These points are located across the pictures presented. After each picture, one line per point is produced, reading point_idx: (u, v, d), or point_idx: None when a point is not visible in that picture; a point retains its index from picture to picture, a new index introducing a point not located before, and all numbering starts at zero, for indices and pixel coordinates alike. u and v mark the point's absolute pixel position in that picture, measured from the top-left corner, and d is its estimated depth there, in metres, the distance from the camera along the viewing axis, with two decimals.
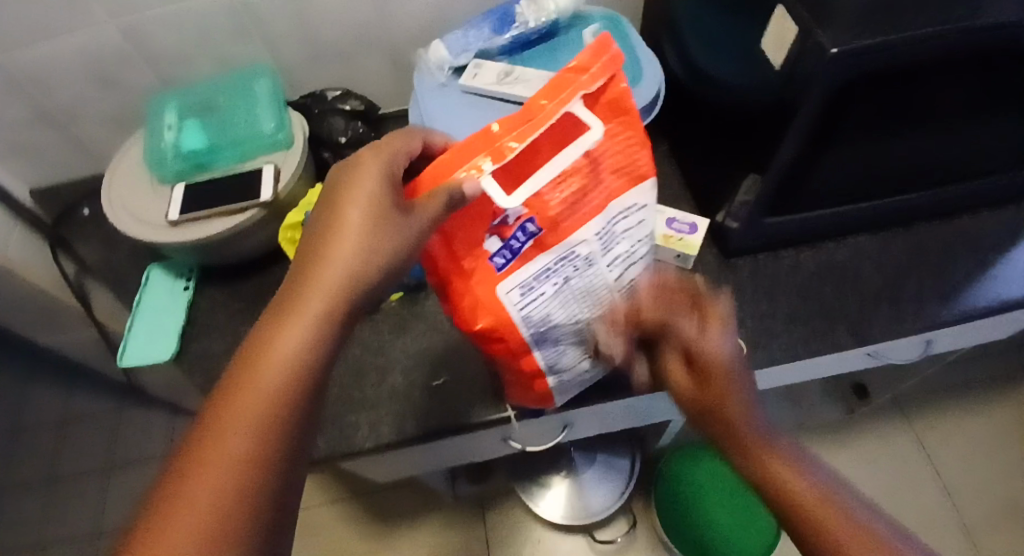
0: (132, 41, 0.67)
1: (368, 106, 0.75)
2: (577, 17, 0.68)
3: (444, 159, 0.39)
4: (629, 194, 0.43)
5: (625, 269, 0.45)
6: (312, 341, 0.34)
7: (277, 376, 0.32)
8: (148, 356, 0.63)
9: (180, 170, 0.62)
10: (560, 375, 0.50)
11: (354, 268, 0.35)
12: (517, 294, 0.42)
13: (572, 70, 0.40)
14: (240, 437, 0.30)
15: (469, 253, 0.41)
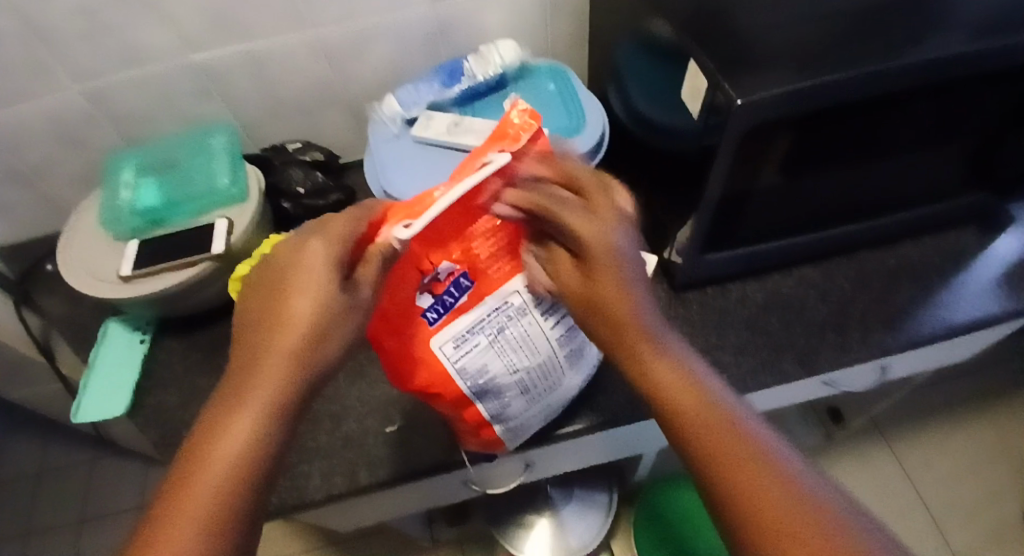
0: (93, 104, 0.69)
1: (328, 156, 0.77)
2: (524, 69, 0.71)
3: (375, 222, 0.41)
4: (556, 245, 0.45)
5: (560, 316, 0.47)
6: (267, 423, 0.35)
7: (232, 457, 0.33)
8: (103, 411, 0.62)
9: (136, 226, 0.63)
10: (507, 423, 0.50)
11: (307, 350, 0.37)
12: (452, 347, 0.44)
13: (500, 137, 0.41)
14: (188, 525, 0.31)
15: (402, 313, 0.43)
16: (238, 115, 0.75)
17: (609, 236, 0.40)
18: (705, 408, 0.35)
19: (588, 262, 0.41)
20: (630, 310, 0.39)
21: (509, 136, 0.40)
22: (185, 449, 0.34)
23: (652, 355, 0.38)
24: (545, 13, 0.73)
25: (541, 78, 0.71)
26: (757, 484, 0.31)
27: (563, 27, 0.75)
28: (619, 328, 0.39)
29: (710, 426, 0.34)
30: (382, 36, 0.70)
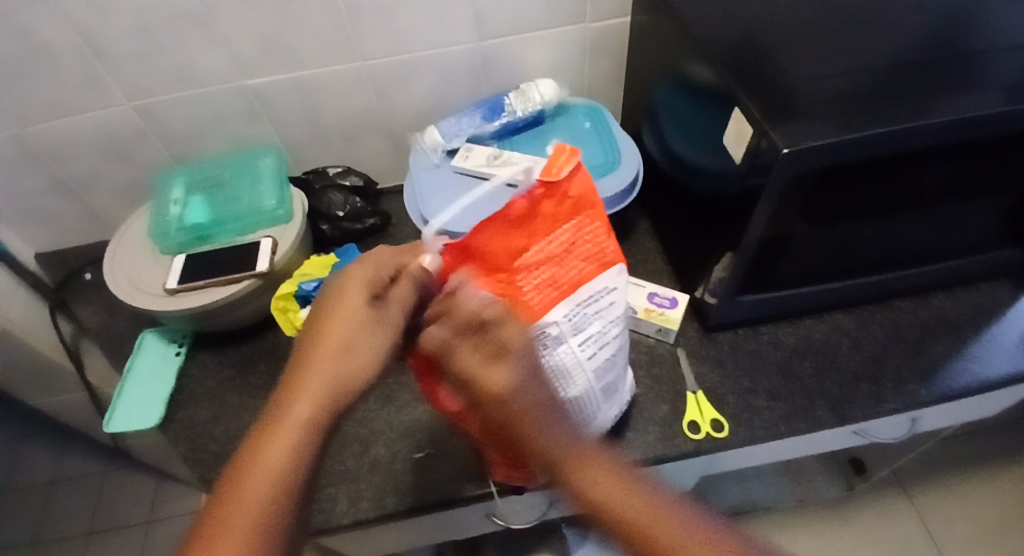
0: (147, 121, 0.72)
1: (366, 183, 0.80)
2: (562, 107, 0.74)
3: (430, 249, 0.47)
4: (597, 277, 0.47)
5: (599, 348, 0.48)
6: (301, 443, 0.37)
7: (269, 477, 0.35)
8: (133, 421, 0.63)
9: (183, 242, 0.64)
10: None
11: (342, 373, 0.39)
12: None
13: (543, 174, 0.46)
14: (228, 545, 0.33)
15: (449, 339, 0.45)
16: (283, 139, 0.77)
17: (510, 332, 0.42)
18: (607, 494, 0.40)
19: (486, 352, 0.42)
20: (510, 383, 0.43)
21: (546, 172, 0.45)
22: (226, 470, 0.36)
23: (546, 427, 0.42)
24: (586, 54, 0.75)
25: (578, 116, 0.73)
26: (626, 508, 0.39)
27: (603, 68, 0.77)
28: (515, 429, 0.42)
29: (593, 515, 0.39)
30: (427, 71, 0.73)
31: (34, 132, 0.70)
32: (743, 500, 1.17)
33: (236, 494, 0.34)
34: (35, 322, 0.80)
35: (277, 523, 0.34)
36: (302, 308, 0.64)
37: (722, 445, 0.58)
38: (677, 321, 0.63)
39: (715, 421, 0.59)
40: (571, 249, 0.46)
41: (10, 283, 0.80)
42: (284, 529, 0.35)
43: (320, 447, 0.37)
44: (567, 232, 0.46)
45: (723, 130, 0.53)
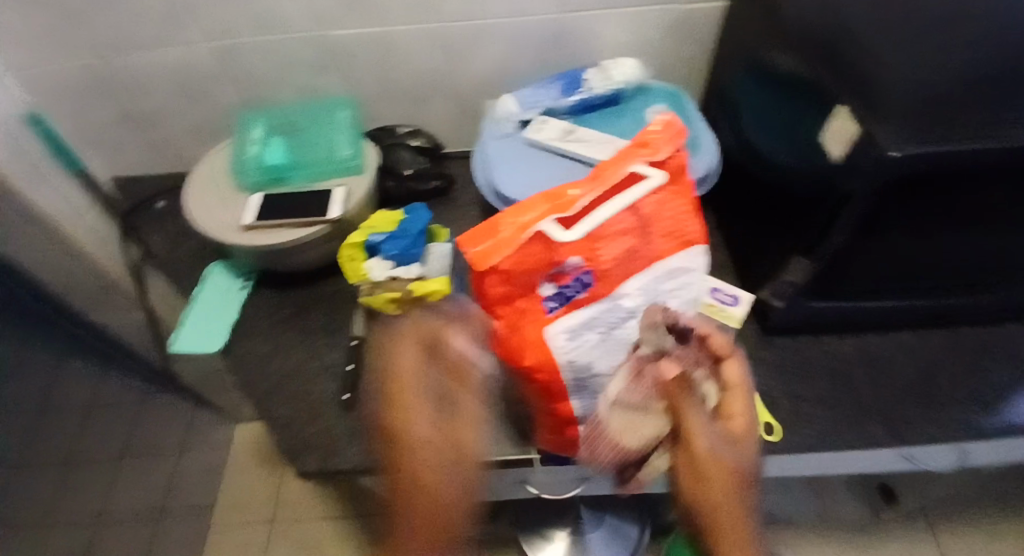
0: (232, 62, 0.74)
1: (433, 145, 0.81)
2: (642, 88, 0.72)
3: (516, 211, 0.47)
4: (675, 256, 0.46)
5: (668, 327, 0.46)
6: (438, 432, 0.54)
7: (432, 465, 0.52)
8: (194, 346, 0.67)
9: (259, 181, 0.67)
10: None
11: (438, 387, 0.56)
12: (564, 338, 0.44)
13: (636, 153, 0.48)
14: (428, 508, 0.52)
15: (525, 294, 0.44)
16: (359, 93, 0.78)
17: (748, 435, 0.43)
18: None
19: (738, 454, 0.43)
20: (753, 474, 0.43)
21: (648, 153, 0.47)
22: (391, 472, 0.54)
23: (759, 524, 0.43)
24: (673, 38, 0.73)
25: (657, 98, 0.71)
26: None
27: (688, 53, 0.75)
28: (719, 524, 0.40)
29: None
30: (509, 40, 0.72)
31: (126, 60, 0.73)
32: None
33: (416, 480, 0.52)
34: (105, 244, 0.84)
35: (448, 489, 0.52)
36: (369, 259, 0.64)
37: (768, 445, 0.57)
38: (739, 320, 0.58)
39: (767, 425, 0.59)
40: (653, 224, 0.45)
41: (87, 204, 0.84)
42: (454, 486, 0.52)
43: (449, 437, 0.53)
44: (648, 203, 0.45)
45: (813, 127, 0.51)
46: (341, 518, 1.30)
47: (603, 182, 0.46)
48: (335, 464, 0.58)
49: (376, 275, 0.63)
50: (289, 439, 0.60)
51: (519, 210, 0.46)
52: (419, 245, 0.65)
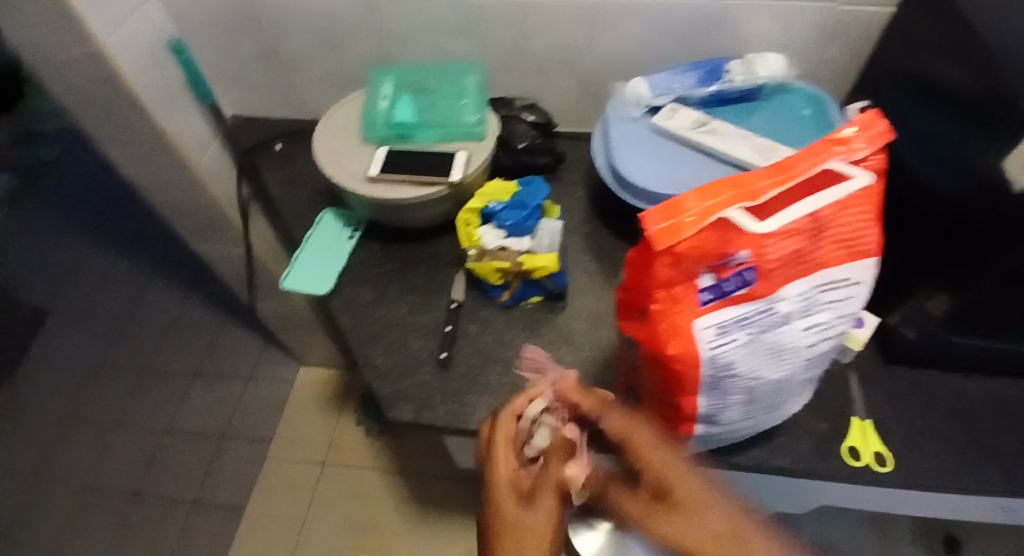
0: (371, 14, 0.75)
1: (547, 121, 0.79)
2: (783, 88, 0.69)
3: (701, 190, 0.42)
4: (845, 265, 0.43)
5: (820, 338, 0.44)
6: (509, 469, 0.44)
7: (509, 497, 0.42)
8: (303, 285, 0.70)
9: (386, 135, 0.69)
10: (711, 427, 0.49)
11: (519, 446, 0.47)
12: (712, 333, 0.42)
13: (828, 141, 0.46)
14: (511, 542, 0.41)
15: (680, 282, 0.42)
16: (485, 59, 0.78)
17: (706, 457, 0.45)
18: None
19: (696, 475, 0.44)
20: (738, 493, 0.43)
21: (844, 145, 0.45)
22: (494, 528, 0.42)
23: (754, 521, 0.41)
24: (825, 38, 0.70)
25: (797, 101, 0.68)
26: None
27: (837, 56, 0.72)
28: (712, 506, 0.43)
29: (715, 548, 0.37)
30: (654, 21, 0.70)
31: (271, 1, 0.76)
32: None
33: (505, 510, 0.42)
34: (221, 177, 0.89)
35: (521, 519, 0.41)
36: (482, 225, 0.65)
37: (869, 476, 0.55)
38: (861, 344, 0.63)
39: (878, 454, 0.58)
40: (834, 233, 0.42)
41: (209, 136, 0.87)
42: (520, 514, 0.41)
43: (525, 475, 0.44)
44: (831, 208, 0.42)
45: (985, 151, 0.48)
46: (389, 471, 1.34)
47: (795, 172, 0.44)
48: (428, 418, 0.60)
49: (487, 243, 0.64)
50: (387, 387, 0.63)
51: (707, 188, 0.42)
52: (534, 218, 0.64)
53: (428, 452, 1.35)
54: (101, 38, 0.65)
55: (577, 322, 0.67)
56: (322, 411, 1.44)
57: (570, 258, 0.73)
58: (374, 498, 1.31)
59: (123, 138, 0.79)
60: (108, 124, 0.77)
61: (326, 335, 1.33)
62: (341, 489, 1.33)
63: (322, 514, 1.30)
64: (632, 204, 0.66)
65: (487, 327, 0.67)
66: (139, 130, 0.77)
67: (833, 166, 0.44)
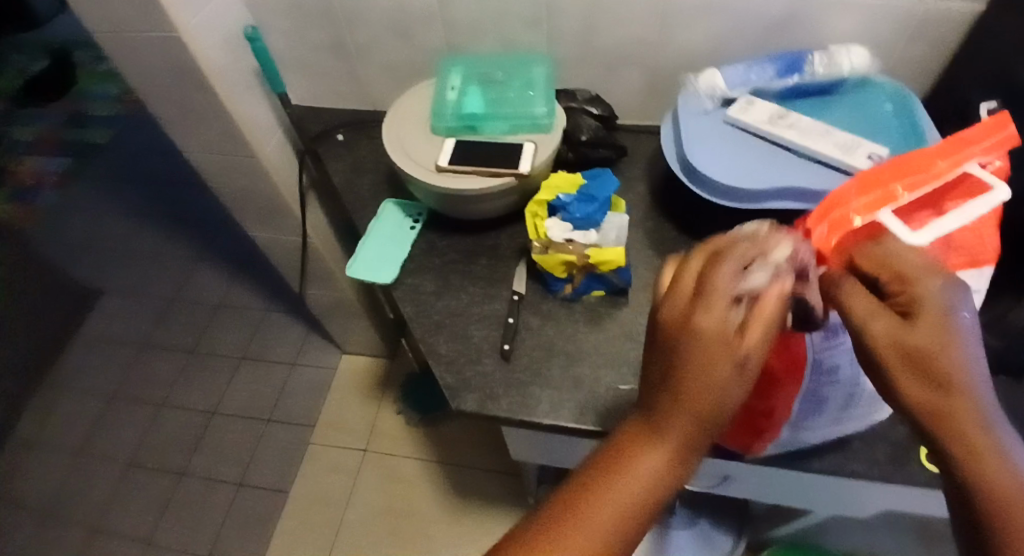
0: (441, 7, 0.76)
1: (609, 114, 0.78)
2: (863, 83, 0.69)
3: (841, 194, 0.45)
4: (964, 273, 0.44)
5: None
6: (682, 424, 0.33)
7: (653, 461, 0.33)
8: (367, 273, 0.71)
9: (456, 127, 0.70)
10: (797, 430, 0.52)
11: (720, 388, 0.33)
12: (818, 336, 0.46)
13: (962, 139, 0.46)
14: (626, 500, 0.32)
15: None
16: (552, 52, 0.78)
17: (951, 352, 0.31)
18: (614, 516, 0.32)
19: (935, 373, 0.31)
20: (982, 405, 0.30)
21: (978, 146, 0.45)
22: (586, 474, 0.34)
23: (994, 456, 0.29)
24: (906, 36, 0.68)
25: (879, 97, 0.67)
26: (1005, 484, 0.28)
27: (919, 53, 0.70)
28: (948, 421, 0.30)
29: (983, 458, 0.29)
30: (730, 14, 0.69)
31: None
32: (861, 549, 1.10)
33: (624, 466, 0.33)
34: (283, 164, 0.91)
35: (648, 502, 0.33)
36: (549, 217, 0.65)
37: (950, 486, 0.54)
38: None
39: None
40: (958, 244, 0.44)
41: (273, 124, 0.88)
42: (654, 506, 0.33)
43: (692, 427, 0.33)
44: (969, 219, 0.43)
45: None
46: (434, 462, 1.33)
47: (936, 173, 0.45)
48: (491, 409, 0.61)
49: (553, 235, 0.63)
50: (451, 377, 0.63)
51: (851, 192, 0.45)
52: (602, 211, 0.64)
53: (470, 442, 1.34)
54: (182, 27, 0.67)
55: (641, 317, 0.66)
56: (365, 398, 1.44)
57: (632, 253, 0.72)
58: (416, 485, 1.31)
59: (194, 125, 0.81)
60: (181, 110, 0.79)
61: (371, 324, 1.34)
62: (384, 475, 1.33)
63: (366, 498, 1.30)
64: (701, 197, 0.65)
65: (549, 320, 0.67)
66: (210, 117, 0.79)
67: (973, 167, 0.45)
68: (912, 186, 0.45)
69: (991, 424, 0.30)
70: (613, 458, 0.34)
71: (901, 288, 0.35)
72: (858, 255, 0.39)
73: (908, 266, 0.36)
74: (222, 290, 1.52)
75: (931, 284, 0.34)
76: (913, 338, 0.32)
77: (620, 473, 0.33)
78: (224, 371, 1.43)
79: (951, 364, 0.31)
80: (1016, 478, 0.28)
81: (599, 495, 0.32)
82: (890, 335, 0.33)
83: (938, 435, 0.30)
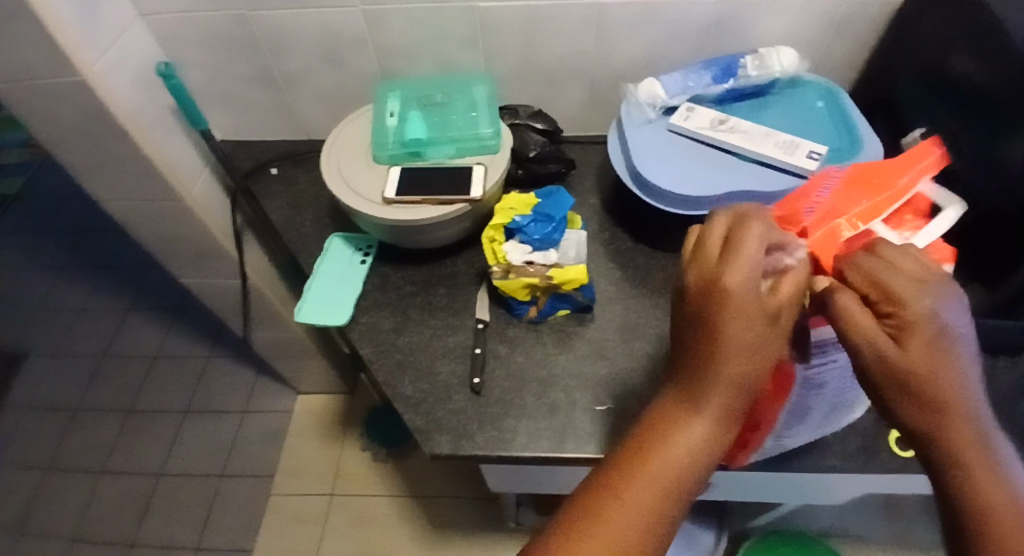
0: (371, 29, 0.73)
1: (554, 129, 0.77)
2: (793, 82, 0.71)
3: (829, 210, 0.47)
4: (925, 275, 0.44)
5: None
6: (706, 434, 0.36)
7: (675, 462, 0.36)
8: (320, 317, 0.67)
9: (400, 155, 0.67)
10: (781, 439, 0.53)
11: (743, 372, 0.35)
12: (803, 346, 0.45)
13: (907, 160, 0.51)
14: (646, 497, 0.35)
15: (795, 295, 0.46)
16: (491, 68, 0.76)
17: (942, 378, 0.32)
18: (659, 503, 0.35)
19: (931, 400, 0.33)
20: (968, 428, 0.33)
21: (921, 167, 0.50)
22: (600, 474, 0.37)
23: (988, 470, 0.32)
24: (834, 30, 0.70)
25: (810, 95, 0.70)
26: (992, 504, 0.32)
27: (844, 47, 0.72)
28: (941, 445, 0.33)
29: (975, 483, 0.32)
30: (664, 19, 0.69)
31: (264, 20, 0.73)
32: (836, 526, 1.12)
33: (642, 464, 0.36)
34: (213, 205, 0.85)
35: (677, 494, 0.35)
36: (507, 241, 0.63)
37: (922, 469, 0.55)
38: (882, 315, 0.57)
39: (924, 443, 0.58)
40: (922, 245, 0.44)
41: (198, 163, 0.82)
42: (680, 507, 0.35)
43: (712, 422, 0.36)
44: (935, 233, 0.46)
45: (1014, 142, 0.49)
46: (406, 496, 1.28)
47: (899, 190, 0.48)
48: (468, 449, 0.58)
49: (514, 259, 0.61)
50: (421, 419, 0.60)
51: (834, 208, 0.47)
52: (560, 230, 0.63)
53: (441, 471, 1.30)
54: (85, 69, 0.61)
55: (608, 332, 0.65)
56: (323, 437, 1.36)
57: (592, 268, 0.71)
58: (390, 523, 1.25)
59: (108, 173, 0.74)
60: (90, 157, 0.72)
61: (325, 359, 1.27)
62: (354, 518, 1.26)
63: (339, 543, 1.23)
64: (654, 207, 0.65)
65: (517, 346, 0.64)
66: (126, 162, 0.72)
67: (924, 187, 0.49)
68: (886, 202, 0.47)
69: (990, 442, 0.33)
70: (654, 435, 0.37)
71: (893, 308, 0.34)
72: (847, 267, 0.37)
73: (894, 281, 0.35)
74: (157, 341, 1.41)
75: (922, 305, 0.34)
76: (907, 372, 0.33)
77: (659, 457, 0.36)
78: (167, 427, 1.32)
79: (939, 397, 0.32)
80: (1001, 497, 0.32)
81: (642, 483, 0.35)
82: (882, 361, 0.33)
83: (935, 459, 0.33)
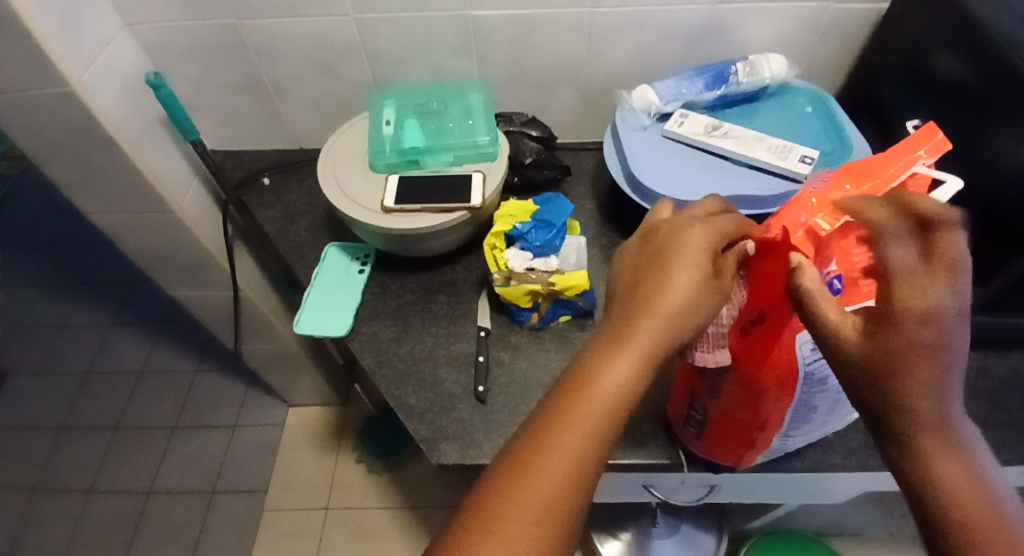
0: (363, 38, 0.72)
1: (549, 135, 0.77)
2: (784, 87, 0.72)
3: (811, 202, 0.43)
4: None
5: None
6: (632, 378, 0.38)
7: (604, 403, 0.37)
8: (319, 328, 0.66)
9: (397, 163, 0.67)
10: (787, 438, 0.53)
11: (674, 321, 0.40)
12: (808, 348, 0.44)
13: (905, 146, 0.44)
14: (575, 436, 0.37)
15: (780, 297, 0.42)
16: (484, 75, 0.77)
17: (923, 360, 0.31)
18: (590, 445, 0.37)
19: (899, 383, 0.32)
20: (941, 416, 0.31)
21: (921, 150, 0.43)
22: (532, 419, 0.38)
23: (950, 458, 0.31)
24: (820, 35, 0.71)
25: (800, 100, 0.71)
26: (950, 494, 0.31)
27: (830, 51, 0.73)
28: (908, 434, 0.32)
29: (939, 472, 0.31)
30: (656, 26, 0.70)
31: (255, 31, 0.72)
32: (832, 523, 1.13)
33: (574, 406, 0.38)
34: (204, 217, 0.84)
35: (604, 438, 0.37)
36: (508, 248, 0.63)
37: None
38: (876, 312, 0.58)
39: None
40: None
41: (188, 175, 0.81)
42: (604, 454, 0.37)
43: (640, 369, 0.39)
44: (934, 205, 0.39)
45: (1001, 141, 0.50)
46: (403, 505, 1.27)
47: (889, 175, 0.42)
48: (474, 457, 0.57)
49: (515, 266, 0.61)
50: (425, 428, 0.60)
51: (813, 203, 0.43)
52: (560, 236, 0.63)
53: (437, 479, 1.29)
54: (73, 80, 0.60)
55: None
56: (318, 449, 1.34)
57: (590, 273, 0.71)
58: (387, 534, 1.24)
59: (98, 186, 0.73)
60: (79, 170, 0.70)
61: (318, 370, 1.26)
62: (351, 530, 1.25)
63: None
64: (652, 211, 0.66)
65: (519, 352, 0.64)
66: (116, 175, 0.71)
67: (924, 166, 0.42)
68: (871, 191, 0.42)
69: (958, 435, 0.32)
70: (584, 377, 0.39)
71: None
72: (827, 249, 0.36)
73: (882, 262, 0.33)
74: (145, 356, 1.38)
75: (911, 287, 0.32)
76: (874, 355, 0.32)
77: (588, 400, 0.38)
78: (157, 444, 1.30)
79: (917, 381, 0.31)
80: (960, 488, 0.31)
81: (575, 425, 0.37)
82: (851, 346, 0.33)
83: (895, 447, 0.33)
